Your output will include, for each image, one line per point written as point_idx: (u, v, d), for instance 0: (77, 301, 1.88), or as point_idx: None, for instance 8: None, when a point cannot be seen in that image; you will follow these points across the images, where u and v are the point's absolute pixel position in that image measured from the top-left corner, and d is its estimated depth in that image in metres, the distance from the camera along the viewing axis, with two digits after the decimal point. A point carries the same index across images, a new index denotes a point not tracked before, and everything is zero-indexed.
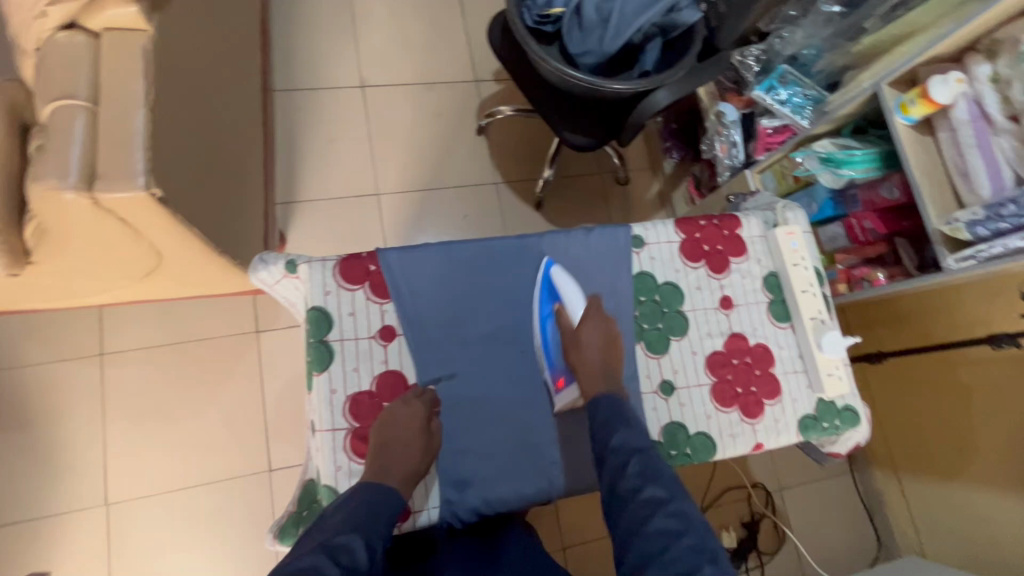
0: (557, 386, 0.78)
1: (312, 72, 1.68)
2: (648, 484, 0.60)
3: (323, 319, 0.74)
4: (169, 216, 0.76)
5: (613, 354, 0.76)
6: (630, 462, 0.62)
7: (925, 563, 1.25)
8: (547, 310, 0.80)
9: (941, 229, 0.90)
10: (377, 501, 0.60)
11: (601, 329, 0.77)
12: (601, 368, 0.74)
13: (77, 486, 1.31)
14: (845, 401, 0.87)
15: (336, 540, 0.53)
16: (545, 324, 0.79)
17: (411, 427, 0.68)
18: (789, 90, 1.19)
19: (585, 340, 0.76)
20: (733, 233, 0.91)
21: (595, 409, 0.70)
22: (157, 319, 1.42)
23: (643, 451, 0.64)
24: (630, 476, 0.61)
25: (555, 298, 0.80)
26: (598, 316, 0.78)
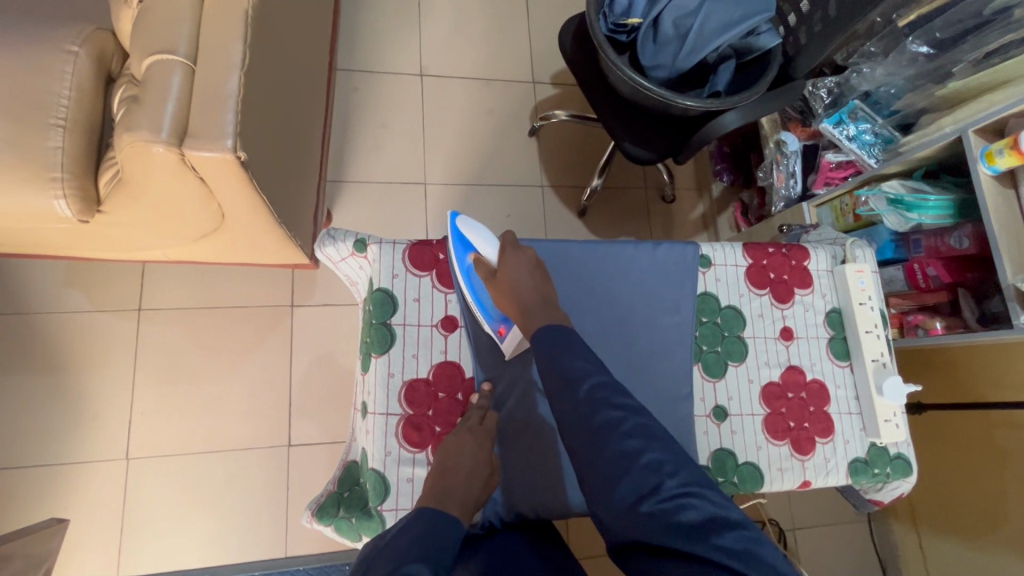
0: (498, 334, 0.74)
1: (375, 55, 1.69)
2: (619, 429, 0.56)
3: (388, 302, 0.73)
4: (247, 181, 0.76)
5: (544, 283, 0.72)
6: (582, 386, 0.60)
7: None
8: (465, 263, 0.75)
9: (1016, 285, 0.88)
10: (439, 527, 0.56)
11: (525, 262, 0.73)
12: (538, 296, 0.70)
13: (100, 436, 1.32)
14: (898, 449, 0.85)
15: (403, 570, 0.49)
16: (470, 278, 0.75)
17: (474, 451, 0.67)
18: (858, 127, 1.19)
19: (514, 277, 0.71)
20: (801, 264, 0.89)
21: (539, 339, 0.65)
22: (196, 281, 1.43)
23: (609, 392, 0.59)
24: (598, 424, 0.57)
25: (468, 248, 0.75)
26: (518, 251, 0.74)
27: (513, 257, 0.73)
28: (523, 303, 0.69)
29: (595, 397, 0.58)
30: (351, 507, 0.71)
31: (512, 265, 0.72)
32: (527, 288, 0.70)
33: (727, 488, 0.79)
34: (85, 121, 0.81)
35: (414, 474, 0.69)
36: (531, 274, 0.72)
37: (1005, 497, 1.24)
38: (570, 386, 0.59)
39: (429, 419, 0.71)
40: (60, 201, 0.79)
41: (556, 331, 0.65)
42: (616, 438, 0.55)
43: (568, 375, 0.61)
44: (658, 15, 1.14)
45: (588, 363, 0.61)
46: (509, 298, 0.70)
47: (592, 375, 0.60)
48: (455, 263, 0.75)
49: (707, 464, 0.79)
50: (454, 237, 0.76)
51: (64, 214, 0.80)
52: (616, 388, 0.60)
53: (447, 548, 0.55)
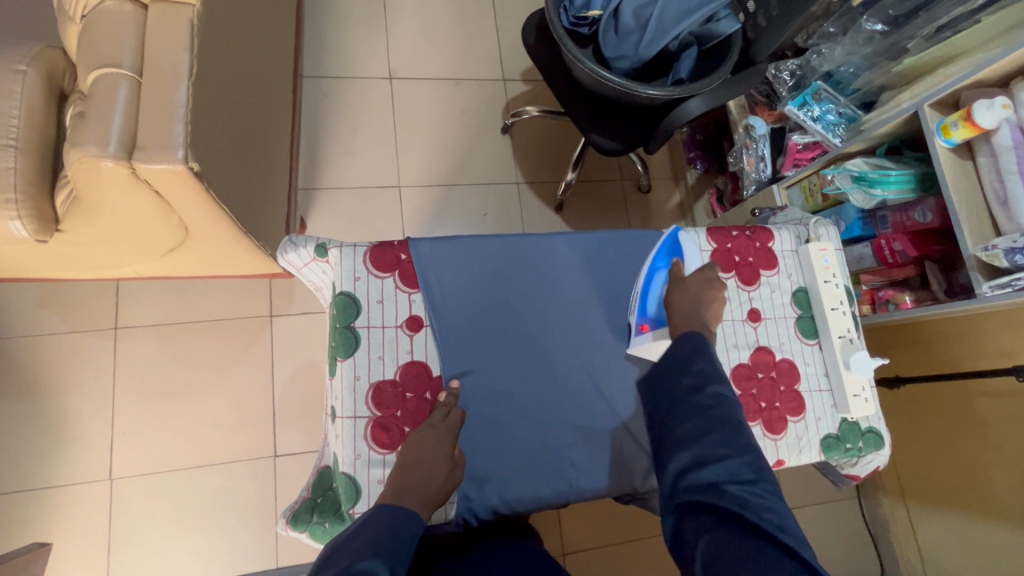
0: (638, 329, 0.79)
1: (342, 60, 1.68)
2: (733, 425, 0.62)
3: (351, 305, 0.73)
4: (203, 191, 0.76)
5: (712, 308, 0.76)
6: (709, 386, 0.66)
7: None
8: (660, 264, 0.82)
9: (978, 255, 0.88)
10: (399, 524, 0.58)
11: (705, 284, 0.78)
12: (696, 315, 0.74)
13: (82, 458, 1.31)
14: (869, 423, 0.86)
15: (358, 567, 0.51)
16: (655, 274, 0.81)
17: (437, 448, 0.67)
18: (822, 108, 1.19)
19: (687, 291, 0.77)
20: (766, 246, 0.89)
21: (681, 342, 0.71)
22: (171, 296, 1.42)
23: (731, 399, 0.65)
24: (711, 416, 0.63)
25: (675, 253, 0.83)
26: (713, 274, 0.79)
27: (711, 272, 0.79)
28: (681, 309, 0.75)
29: (718, 398, 0.64)
30: (325, 513, 0.72)
31: (698, 280, 0.78)
32: (690, 301, 0.76)
33: None
34: (37, 139, 0.80)
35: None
36: (709, 293, 0.77)
37: (987, 467, 1.26)
38: (701, 381, 0.66)
39: (398, 420, 0.71)
40: (16, 222, 0.78)
41: (705, 342, 0.70)
42: (730, 431, 0.61)
43: (695, 375, 0.67)
44: (618, 6, 1.14)
45: (717, 369, 0.67)
46: (675, 296, 0.76)
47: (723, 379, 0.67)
48: (651, 259, 0.83)
49: None
50: (666, 241, 0.84)
51: (21, 235, 0.79)
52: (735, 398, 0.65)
53: (407, 545, 0.57)
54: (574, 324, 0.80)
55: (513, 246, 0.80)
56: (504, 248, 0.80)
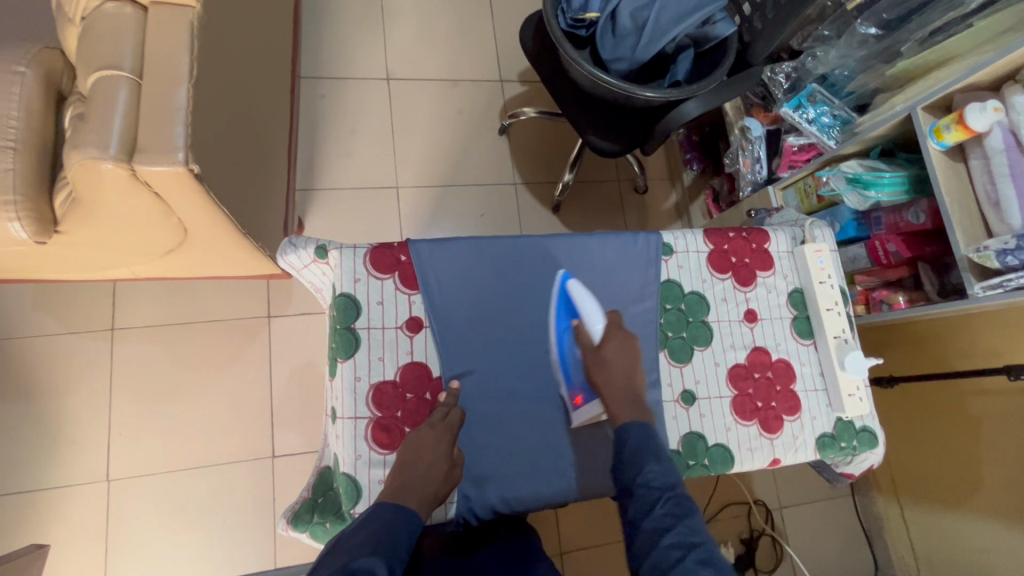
0: (574, 402, 0.77)
1: (340, 61, 1.69)
2: (691, 553, 0.53)
3: (351, 306, 0.74)
4: (203, 193, 0.76)
5: (636, 372, 0.74)
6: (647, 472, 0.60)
7: None
8: (565, 326, 0.79)
9: (970, 256, 0.89)
10: (395, 523, 0.58)
11: (625, 347, 0.75)
12: (626, 388, 0.71)
13: (79, 459, 1.30)
14: (863, 422, 0.87)
15: (357, 564, 0.51)
16: (563, 338, 0.79)
17: (436, 448, 0.68)
18: (817, 109, 1.20)
19: (611, 360, 0.74)
20: (762, 247, 0.90)
21: (622, 442, 0.65)
22: (169, 297, 1.41)
23: (688, 515, 0.57)
24: (666, 544, 0.54)
25: (572, 313, 0.79)
26: (621, 333, 0.76)
27: (615, 335, 0.76)
28: (609, 387, 0.72)
29: (673, 516, 0.56)
30: (326, 513, 0.72)
31: (612, 347, 0.75)
32: (620, 376, 0.72)
33: (698, 471, 0.79)
34: (36, 140, 0.80)
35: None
36: (631, 362, 0.74)
37: (979, 465, 1.28)
38: (651, 495, 0.58)
39: (398, 421, 0.72)
40: (15, 223, 0.78)
41: (644, 432, 0.65)
42: (689, 563, 0.53)
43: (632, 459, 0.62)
44: (615, 9, 1.14)
45: (669, 474, 0.60)
46: (598, 376, 0.73)
47: (676, 489, 0.59)
48: (553, 323, 0.80)
49: (677, 448, 0.80)
50: (557, 298, 0.80)
51: (20, 237, 0.79)
52: (693, 511, 0.57)
53: (404, 544, 0.57)
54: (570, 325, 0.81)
55: (505, 256, 0.80)
56: (503, 250, 0.80)
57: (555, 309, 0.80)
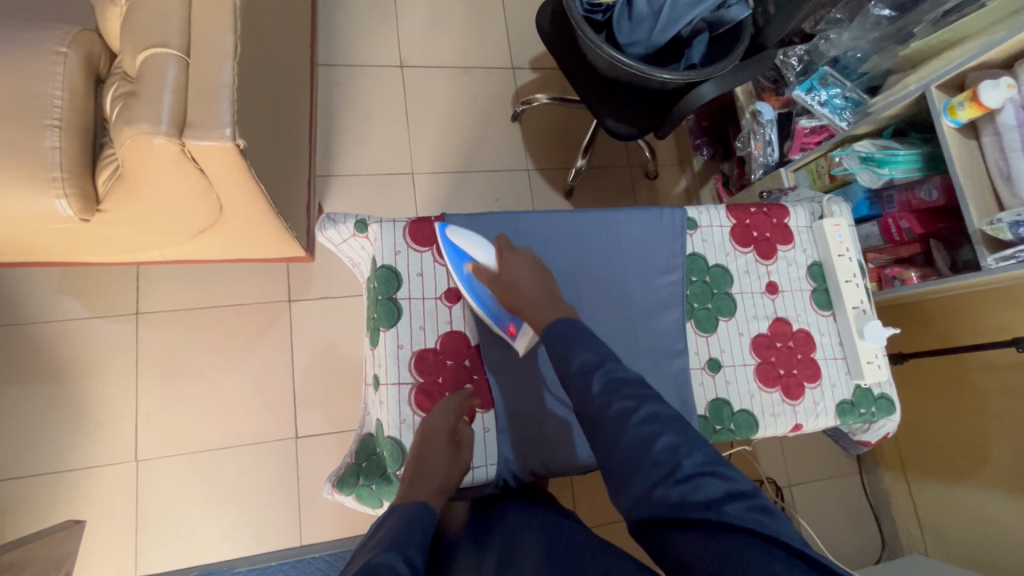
0: (509, 333, 0.77)
1: (354, 49, 1.70)
2: (656, 441, 0.57)
3: (393, 277, 0.76)
4: (245, 168, 0.78)
5: (545, 279, 0.75)
6: (596, 379, 0.63)
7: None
8: (465, 271, 0.77)
9: (983, 230, 0.92)
10: (407, 519, 0.58)
11: (526, 265, 0.76)
12: (545, 296, 0.73)
13: (108, 440, 1.33)
14: (881, 389, 0.90)
15: (374, 561, 0.51)
16: (472, 284, 0.77)
17: (443, 437, 0.69)
18: (829, 92, 1.23)
19: (515, 279, 0.74)
20: (781, 222, 0.93)
21: (552, 337, 0.68)
22: (191, 281, 1.44)
23: (621, 383, 0.62)
24: (613, 416, 0.60)
25: (464, 257, 0.77)
26: (514, 253, 0.76)
27: (513, 259, 0.76)
28: (528, 303, 0.72)
29: (610, 390, 0.62)
30: (371, 476, 0.74)
31: (514, 266, 0.75)
32: (530, 286, 0.73)
33: (724, 435, 0.82)
34: (79, 120, 0.82)
35: (487, 426, 0.76)
36: (530, 271, 0.75)
37: (985, 440, 1.33)
38: (587, 379, 0.63)
39: (439, 386, 0.75)
40: (61, 200, 0.80)
41: (570, 325, 0.68)
42: (654, 449, 0.57)
43: (580, 368, 0.64)
44: None
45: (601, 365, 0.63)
46: (514, 296, 0.73)
47: (606, 363, 0.64)
48: (451, 272, 0.77)
49: (705, 414, 0.83)
50: (448, 250, 0.77)
51: (66, 214, 0.82)
52: (627, 378, 0.63)
53: (421, 537, 0.57)
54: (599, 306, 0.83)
55: (542, 235, 0.84)
56: (534, 225, 0.83)
57: (449, 259, 0.77)
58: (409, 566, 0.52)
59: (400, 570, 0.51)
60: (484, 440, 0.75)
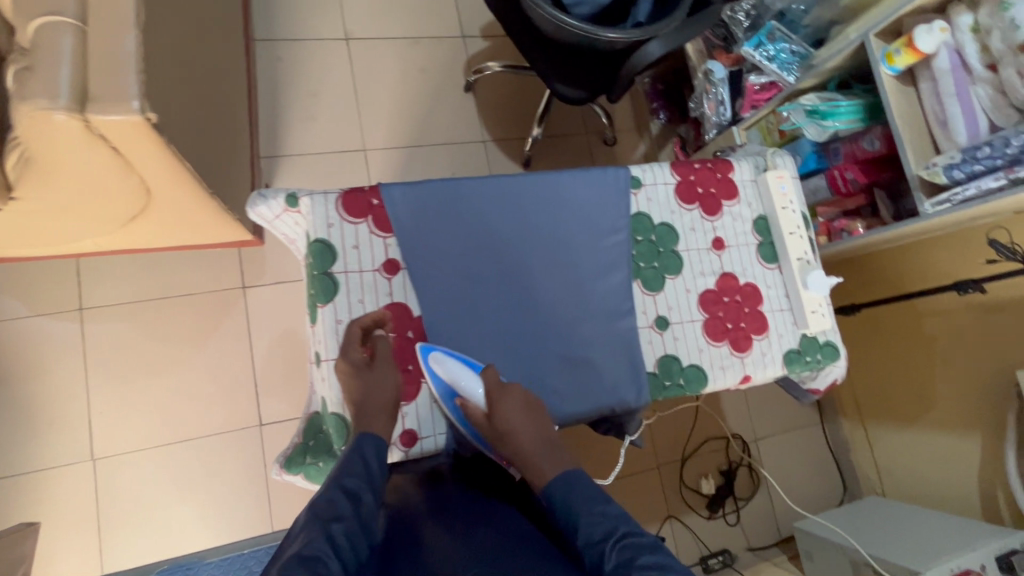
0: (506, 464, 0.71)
1: (294, 22, 1.63)
2: None
3: (327, 251, 0.74)
4: (161, 143, 0.74)
5: (542, 422, 0.65)
6: (607, 553, 0.51)
7: (904, 516, 1.40)
8: (454, 403, 0.72)
9: (920, 174, 0.93)
10: (351, 456, 0.60)
11: (520, 402, 0.66)
12: (538, 442, 0.63)
13: (61, 440, 1.29)
14: (827, 337, 0.92)
15: (318, 502, 0.54)
16: (460, 414, 0.72)
17: (355, 371, 0.69)
18: (776, 47, 1.23)
19: (506, 423, 0.64)
20: (726, 177, 0.93)
21: (546, 504, 0.58)
22: (136, 273, 1.38)
23: (636, 551, 0.50)
24: None
25: (454, 394, 0.71)
26: (503, 390, 0.66)
27: (501, 399, 0.66)
28: (520, 457, 0.63)
29: (623, 566, 0.49)
30: (318, 453, 0.73)
31: (504, 411, 0.65)
32: (525, 434, 0.63)
33: (674, 390, 0.83)
34: None
35: (434, 397, 0.75)
36: (525, 411, 0.65)
37: (936, 383, 1.39)
38: (596, 555, 0.51)
39: None
40: None
41: (566, 486, 0.58)
42: None
43: (586, 531, 0.53)
44: None
45: (605, 518, 0.53)
46: (504, 446, 0.64)
47: (618, 532, 0.52)
48: (445, 405, 0.72)
49: (655, 370, 0.84)
50: (436, 379, 0.72)
51: None
52: (645, 545, 0.51)
53: (366, 468, 0.59)
54: (545, 273, 0.82)
55: (483, 205, 0.80)
56: (474, 190, 0.80)
57: (436, 388, 0.72)
58: (351, 499, 0.55)
59: (341, 508, 0.53)
60: (435, 409, 0.75)
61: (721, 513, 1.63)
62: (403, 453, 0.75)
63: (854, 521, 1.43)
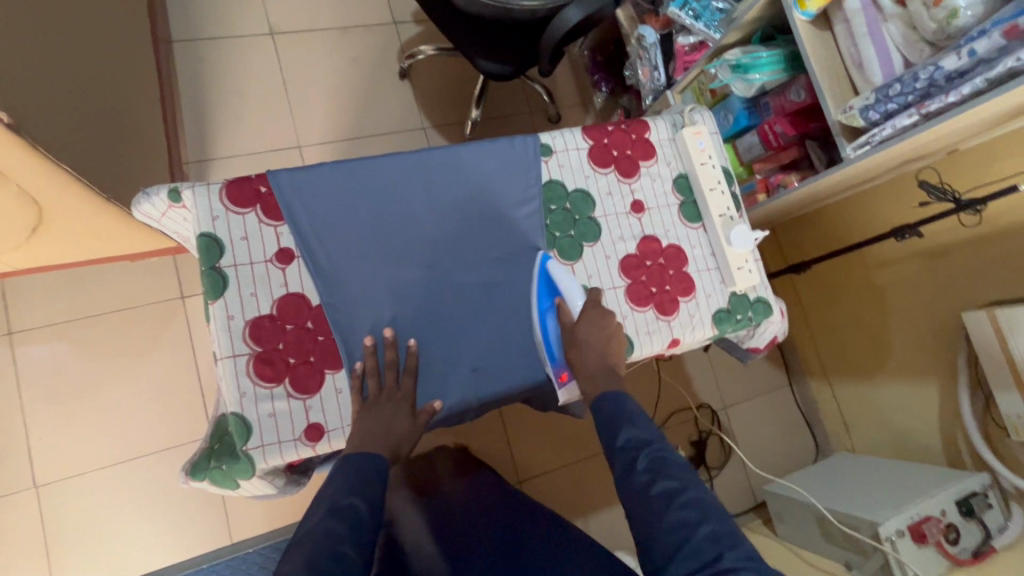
0: (558, 380, 0.77)
1: (214, 21, 1.57)
2: (702, 530, 0.55)
3: (213, 245, 0.70)
4: (23, 144, 0.69)
5: (613, 347, 0.74)
6: (640, 458, 0.63)
7: (868, 471, 1.39)
8: (546, 305, 0.79)
9: (840, 119, 0.91)
10: (365, 463, 0.64)
11: (600, 326, 0.75)
12: (602, 366, 0.73)
13: (0, 470, 1.25)
14: (757, 293, 0.90)
15: (342, 503, 0.60)
16: (545, 319, 0.78)
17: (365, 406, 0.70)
18: (703, 4, 1.19)
19: (584, 338, 0.74)
20: (642, 137, 0.90)
21: (599, 407, 0.70)
22: (65, 292, 1.33)
23: (665, 464, 0.62)
24: (653, 496, 0.59)
25: (555, 292, 0.79)
26: (598, 310, 0.76)
27: (593, 317, 0.75)
28: (586, 369, 0.73)
29: (654, 470, 0.61)
30: (222, 457, 0.69)
31: (589, 326, 0.74)
32: (594, 355, 0.73)
33: None
34: None
35: (340, 386, 0.71)
36: (606, 333, 0.74)
37: (891, 333, 1.38)
38: (631, 455, 0.63)
39: (281, 353, 0.70)
40: None
41: (617, 402, 0.69)
42: (699, 538, 0.55)
43: (623, 442, 0.65)
44: None
45: (643, 433, 0.65)
46: (575, 356, 0.73)
47: (652, 444, 0.64)
48: (536, 305, 0.79)
49: None
50: (540, 281, 0.79)
51: None
52: (673, 459, 0.62)
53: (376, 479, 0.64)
54: (472, 255, 0.79)
55: (390, 190, 0.78)
56: (371, 171, 0.77)
57: (534, 290, 0.79)
58: (369, 509, 0.61)
59: (361, 513, 0.60)
60: (341, 402, 0.71)
61: None
62: (311, 450, 0.69)
63: (818, 480, 1.42)
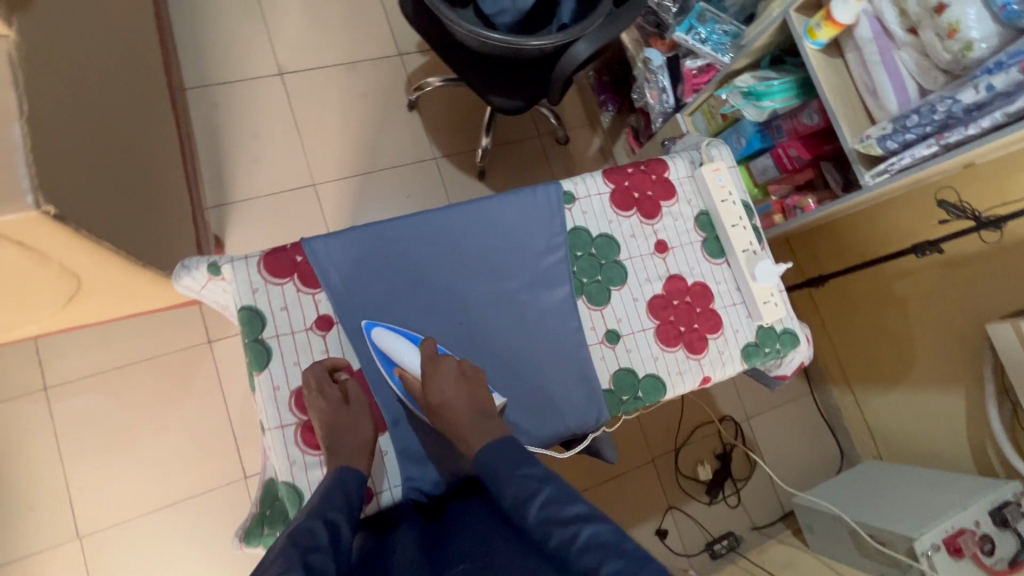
0: None
1: (225, 66, 1.59)
2: (603, 568, 0.49)
3: (256, 318, 0.72)
4: (69, 230, 0.71)
5: (475, 392, 0.69)
6: (531, 506, 0.57)
7: (897, 480, 1.39)
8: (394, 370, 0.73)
9: (856, 148, 0.92)
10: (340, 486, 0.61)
11: (452, 373, 0.69)
12: (471, 411, 0.67)
13: (44, 523, 1.28)
14: (783, 325, 0.91)
15: (299, 528, 0.54)
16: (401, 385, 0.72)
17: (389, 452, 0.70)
18: (708, 28, 1.20)
19: (438, 395, 0.68)
20: (662, 176, 0.91)
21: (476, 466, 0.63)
22: (97, 345, 1.36)
23: (557, 507, 0.56)
24: (552, 545, 0.53)
25: (390, 362, 0.73)
26: (440, 362, 0.70)
27: (434, 372, 0.69)
28: (456, 426, 0.67)
29: (546, 518, 0.55)
30: (276, 523, 0.71)
31: (437, 381, 0.68)
32: (458, 402, 0.67)
33: (633, 404, 0.82)
34: None
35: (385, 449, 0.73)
36: (457, 381, 0.69)
37: (913, 341, 1.38)
38: (521, 510, 0.57)
39: None
40: None
41: (491, 455, 0.62)
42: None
43: (515, 493, 0.59)
44: None
45: (532, 479, 0.59)
46: (441, 412, 0.68)
47: (541, 491, 0.58)
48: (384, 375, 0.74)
49: (610, 387, 0.82)
50: (375, 354, 0.74)
51: None
52: (564, 501, 0.56)
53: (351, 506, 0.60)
54: (504, 305, 0.81)
55: (416, 264, 0.79)
56: (399, 232, 0.79)
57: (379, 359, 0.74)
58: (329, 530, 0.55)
59: (321, 536, 0.53)
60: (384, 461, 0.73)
61: (722, 496, 1.62)
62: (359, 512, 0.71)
63: (847, 491, 1.43)
